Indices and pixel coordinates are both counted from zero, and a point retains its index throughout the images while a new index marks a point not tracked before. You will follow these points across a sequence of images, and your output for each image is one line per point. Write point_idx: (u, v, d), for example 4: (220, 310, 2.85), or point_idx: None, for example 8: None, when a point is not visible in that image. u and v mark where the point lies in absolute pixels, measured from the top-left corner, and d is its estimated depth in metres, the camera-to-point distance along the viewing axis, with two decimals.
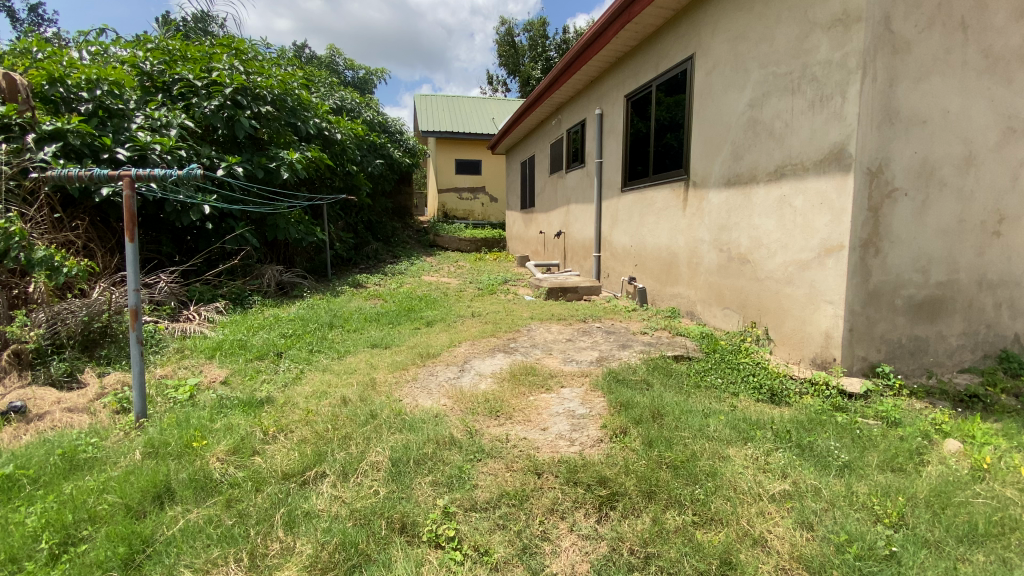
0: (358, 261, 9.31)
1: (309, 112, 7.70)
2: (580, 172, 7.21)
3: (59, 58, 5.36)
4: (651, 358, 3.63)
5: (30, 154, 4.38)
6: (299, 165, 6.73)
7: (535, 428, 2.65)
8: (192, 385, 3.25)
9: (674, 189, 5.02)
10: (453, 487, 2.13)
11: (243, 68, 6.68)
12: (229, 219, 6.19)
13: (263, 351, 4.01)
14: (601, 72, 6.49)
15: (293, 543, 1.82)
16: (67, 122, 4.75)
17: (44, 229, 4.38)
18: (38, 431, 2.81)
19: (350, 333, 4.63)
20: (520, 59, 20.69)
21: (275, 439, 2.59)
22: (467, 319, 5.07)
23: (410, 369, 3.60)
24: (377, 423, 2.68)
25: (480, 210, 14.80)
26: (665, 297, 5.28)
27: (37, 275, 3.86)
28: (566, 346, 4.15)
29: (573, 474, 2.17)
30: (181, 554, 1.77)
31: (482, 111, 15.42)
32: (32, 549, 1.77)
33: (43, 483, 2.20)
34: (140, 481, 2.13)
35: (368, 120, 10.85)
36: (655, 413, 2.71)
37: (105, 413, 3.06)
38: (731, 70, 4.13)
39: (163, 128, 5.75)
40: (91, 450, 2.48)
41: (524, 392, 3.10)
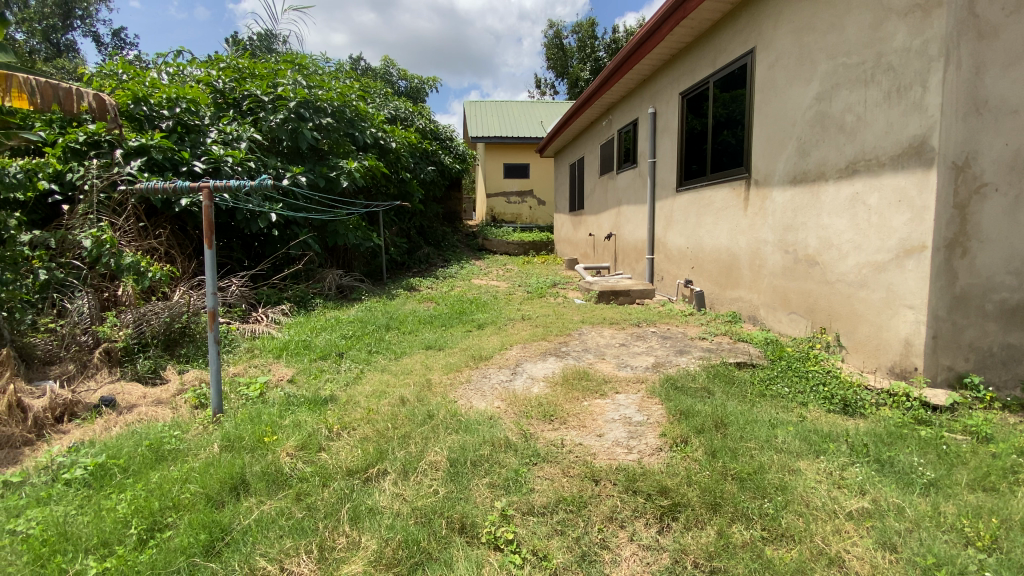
0: (411, 265, 9.56)
1: (366, 122, 8.00)
2: (632, 173, 7.08)
3: (141, 79, 5.83)
4: (710, 365, 3.50)
5: (119, 168, 4.83)
6: (358, 173, 7.03)
7: (591, 433, 2.61)
8: (263, 383, 3.44)
9: (734, 188, 4.83)
10: (510, 490, 2.13)
11: (305, 83, 7.05)
12: (293, 226, 6.48)
13: (325, 351, 4.19)
14: (654, 71, 6.37)
15: (358, 538, 1.87)
16: (151, 138, 5.15)
17: (131, 237, 4.77)
18: (128, 423, 3.06)
19: (405, 334, 4.77)
20: (568, 61, 20.63)
21: (339, 435, 2.69)
22: (518, 322, 5.09)
23: (464, 371, 3.65)
24: (434, 423, 2.73)
25: (528, 213, 14.83)
26: (725, 301, 5.08)
27: (126, 280, 4.22)
28: (620, 350, 4.08)
29: (633, 482, 2.12)
30: (256, 543, 1.87)
31: (530, 115, 15.49)
32: (122, 534, 1.93)
33: (134, 472, 2.39)
34: (218, 472, 2.27)
35: (421, 128, 11.12)
36: (718, 422, 2.61)
37: (185, 408, 3.29)
38: (796, 63, 3.94)
39: (234, 141, 6.14)
40: (174, 442, 2.67)
41: (578, 396, 3.07)
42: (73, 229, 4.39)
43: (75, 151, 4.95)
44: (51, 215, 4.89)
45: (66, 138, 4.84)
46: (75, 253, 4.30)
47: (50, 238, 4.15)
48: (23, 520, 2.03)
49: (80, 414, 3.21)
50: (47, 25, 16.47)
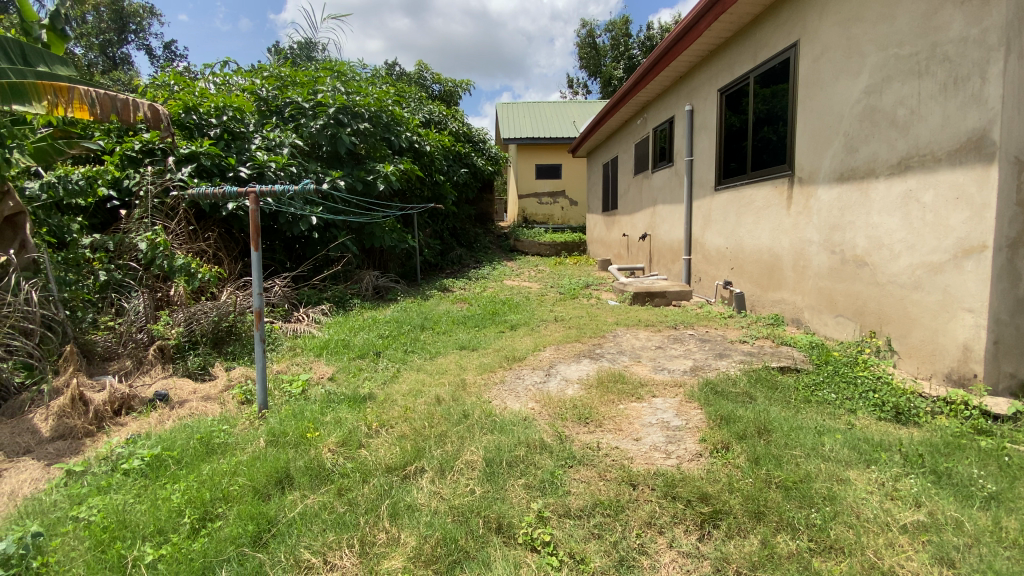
0: (444, 266, 9.67)
1: (401, 126, 8.15)
2: (668, 172, 6.96)
3: (191, 89, 6.11)
4: (751, 369, 3.40)
5: (170, 175, 5.07)
6: (394, 177, 7.17)
7: (627, 437, 2.58)
8: (304, 380, 3.56)
9: (776, 186, 4.68)
10: (546, 492, 2.12)
11: (344, 89, 7.24)
12: (332, 229, 6.65)
13: (363, 350, 4.28)
14: (691, 67, 6.24)
15: (398, 535, 1.91)
16: (200, 145, 5.40)
17: (182, 240, 5.02)
18: (180, 417, 3.21)
19: (439, 334, 4.83)
20: (601, 60, 20.44)
21: (378, 433, 2.75)
22: (550, 323, 5.07)
23: (498, 372, 3.66)
24: (470, 423, 2.75)
25: (560, 214, 14.77)
26: (767, 303, 4.92)
27: (177, 280, 4.46)
28: (657, 353, 4.01)
29: (672, 488, 2.08)
30: (301, 535, 1.93)
31: (563, 115, 15.42)
32: (175, 523, 2.02)
33: (186, 463, 2.51)
34: (264, 466, 2.36)
35: (454, 131, 11.24)
36: (761, 428, 2.53)
37: (232, 403, 3.43)
38: (843, 56, 3.79)
39: (277, 147, 6.36)
40: (223, 436, 2.79)
41: (614, 399, 3.03)
42: (130, 232, 4.65)
43: (131, 159, 5.24)
44: (110, 220, 5.19)
45: (123, 147, 5.13)
46: (131, 255, 4.55)
47: (109, 240, 4.44)
48: (87, 507, 2.16)
49: (136, 408, 3.39)
50: (104, 40, 17.49)
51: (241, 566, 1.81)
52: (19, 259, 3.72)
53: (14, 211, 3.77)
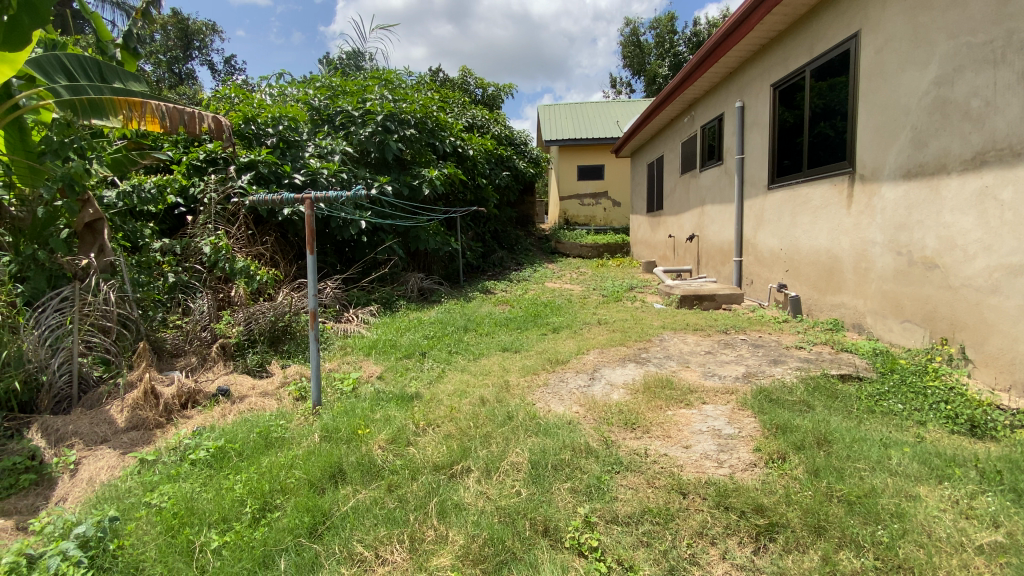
0: (486, 268, 9.76)
1: (446, 131, 8.29)
2: (717, 171, 6.75)
3: (250, 100, 6.45)
4: (808, 377, 3.24)
5: (232, 183, 5.40)
6: (438, 181, 7.35)
7: (676, 444, 2.52)
8: (355, 379, 3.69)
9: (835, 184, 4.45)
10: (593, 497, 2.10)
11: (391, 96, 7.44)
12: (380, 233, 6.87)
13: (409, 351, 4.39)
14: (742, 63, 6.03)
15: (446, 532, 1.94)
16: (258, 154, 5.69)
17: (243, 244, 5.30)
18: (240, 411, 3.39)
19: (482, 336, 4.88)
20: (646, 58, 20.08)
21: (425, 431, 2.81)
22: (594, 326, 5.03)
23: (541, 375, 3.65)
24: (514, 425, 2.76)
25: (603, 215, 14.61)
26: (825, 307, 4.69)
27: (239, 282, 4.72)
28: (706, 359, 3.90)
29: (725, 498, 2.01)
30: (354, 529, 2.00)
31: (605, 116, 15.24)
32: (238, 513, 2.14)
33: (247, 455, 2.64)
34: (319, 461, 2.45)
35: (496, 134, 11.34)
36: (820, 439, 2.41)
37: (288, 399, 3.60)
38: (910, 45, 3.57)
39: (328, 154, 6.64)
40: (280, 431, 2.92)
41: (661, 405, 2.97)
42: (195, 236, 4.95)
43: (196, 168, 5.58)
44: (177, 225, 5.54)
45: (189, 156, 5.47)
46: (196, 258, 4.85)
47: (176, 244, 4.76)
48: (158, 494, 2.32)
49: (201, 402, 3.61)
50: (171, 57, 18.74)
51: (298, 556, 1.89)
52: (99, 262, 4.02)
53: (94, 217, 4.09)
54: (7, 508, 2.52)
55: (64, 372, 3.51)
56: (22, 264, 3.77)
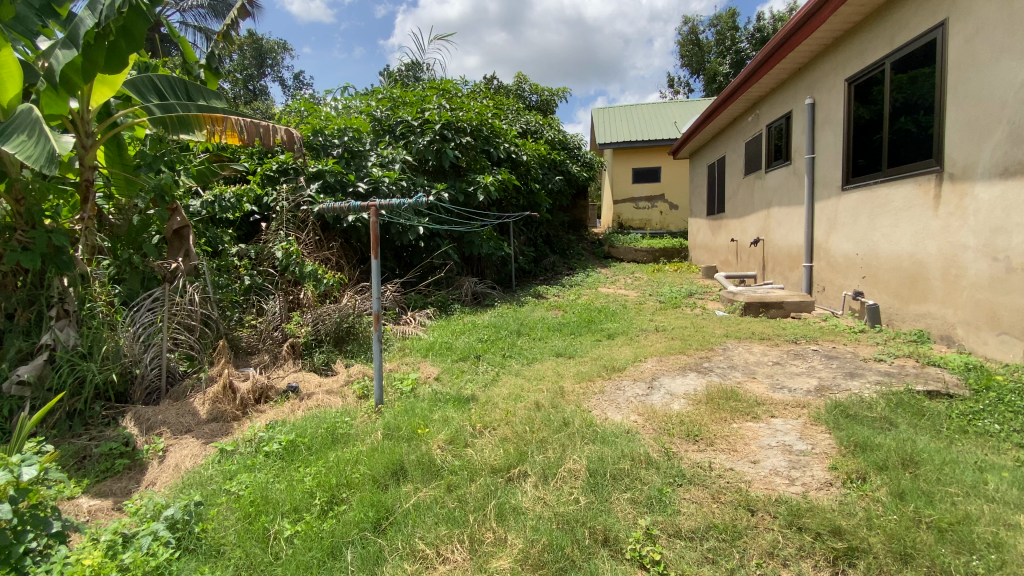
0: (538, 273, 9.78)
1: (500, 138, 8.42)
2: (784, 171, 6.43)
3: (318, 113, 6.81)
4: (889, 392, 3.01)
5: (303, 192, 5.74)
6: (492, 187, 7.48)
7: (743, 459, 2.41)
8: (414, 379, 3.80)
9: (919, 184, 4.14)
10: (654, 509, 2.05)
11: (448, 106, 7.65)
12: (436, 238, 7.12)
13: (464, 353, 4.46)
14: (813, 57, 5.72)
15: (505, 535, 1.96)
16: (325, 164, 6.01)
17: (311, 249, 5.60)
18: (308, 407, 3.57)
19: (536, 340, 4.88)
20: (705, 56, 19.47)
21: (482, 433, 2.85)
22: (652, 333, 4.90)
23: (597, 382, 3.60)
24: (570, 431, 2.74)
25: (658, 218, 14.27)
26: (908, 317, 4.34)
27: (308, 285, 5.01)
28: (774, 370, 3.71)
29: (798, 518, 1.91)
30: (416, 526, 2.06)
31: (662, 116, 14.89)
32: (308, 504, 2.26)
33: (316, 449, 2.79)
34: (382, 458, 2.55)
35: (550, 139, 11.35)
36: (906, 460, 2.23)
37: (352, 397, 3.76)
38: (1005, 34, 3.31)
39: (389, 163, 6.90)
40: (346, 427, 3.06)
41: (726, 417, 2.85)
42: (269, 242, 5.29)
43: (269, 177, 5.94)
44: (251, 231, 5.91)
45: (263, 167, 5.85)
46: (270, 262, 5.16)
47: (252, 249, 5.08)
48: (237, 482, 2.48)
49: (273, 397, 3.84)
50: (247, 75, 20.04)
51: (364, 549, 1.97)
52: (185, 266, 4.36)
53: (181, 224, 4.43)
54: (106, 489, 2.79)
55: (154, 366, 3.84)
56: (120, 267, 4.18)
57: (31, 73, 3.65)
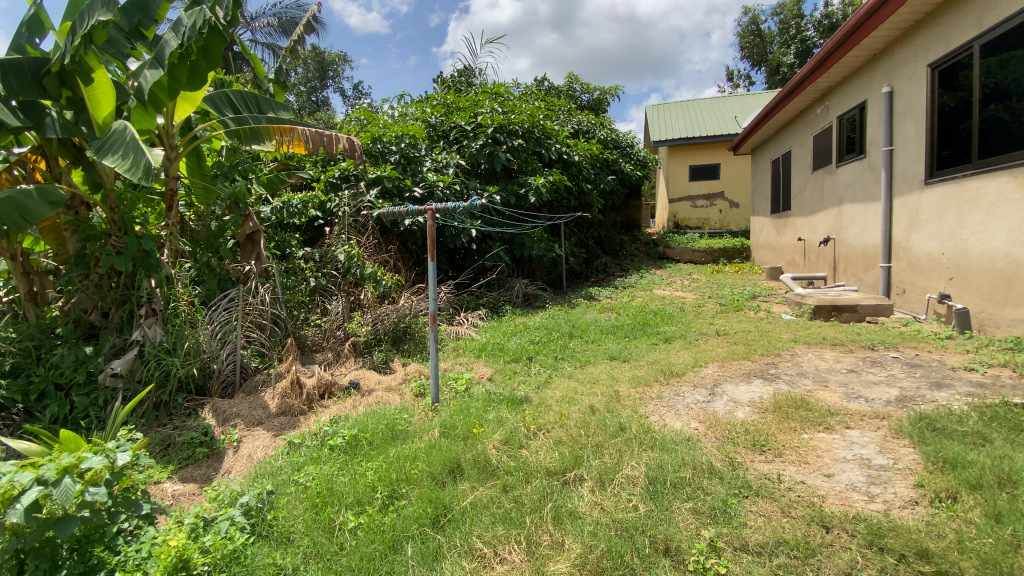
0: (589, 274, 9.66)
1: (552, 139, 8.43)
2: (857, 166, 6.03)
3: (377, 121, 7.08)
4: (982, 405, 2.74)
5: (363, 197, 5.99)
6: (544, 188, 7.50)
7: (815, 472, 2.27)
8: (468, 379, 3.86)
9: (1016, 175, 3.77)
10: (718, 521, 1.97)
11: (501, 109, 7.75)
12: (489, 240, 7.18)
13: (517, 355, 4.48)
14: (890, 43, 5.33)
15: (562, 539, 1.95)
16: (383, 170, 6.24)
17: (371, 252, 5.82)
18: (368, 404, 3.71)
19: (588, 343, 4.83)
20: (768, 47, 18.58)
21: (537, 435, 2.85)
22: (712, 337, 4.72)
23: (654, 387, 3.50)
24: (627, 437, 2.68)
25: (716, 217, 13.74)
26: (1003, 322, 3.95)
27: (368, 286, 5.24)
28: (849, 378, 3.47)
29: (879, 537, 1.78)
30: (473, 525, 2.09)
31: (720, 111, 14.34)
32: (370, 497, 2.35)
33: (377, 445, 2.89)
34: (439, 455, 2.60)
35: (603, 138, 11.20)
36: (1003, 479, 2.02)
37: (409, 395, 3.88)
38: None
39: (444, 168, 7.05)
40: (404, 424, 3.16)
41: (795, 427, 2.70)
42: (332, 246, 5.56)
43: (332, 184, 6.23)
44: (316, 236, 6.20)
45: (326, 175, 6.16)
46: (333, 264, 5.41)
47: (316, 252, 5.35)
48: (304, 474, 2.61)
49: (336, 393, 4.02)
50: (310, 87, 21.06)
51: (424, 544, 2.03)
52: (258, 268, 4.70)
53: (253, 229, 4.76)
54: (188, 475, 3.02)
55: (229, 361, 4.10)
56: (200, 269, 4.52)
57: (123, 92, 4.02)
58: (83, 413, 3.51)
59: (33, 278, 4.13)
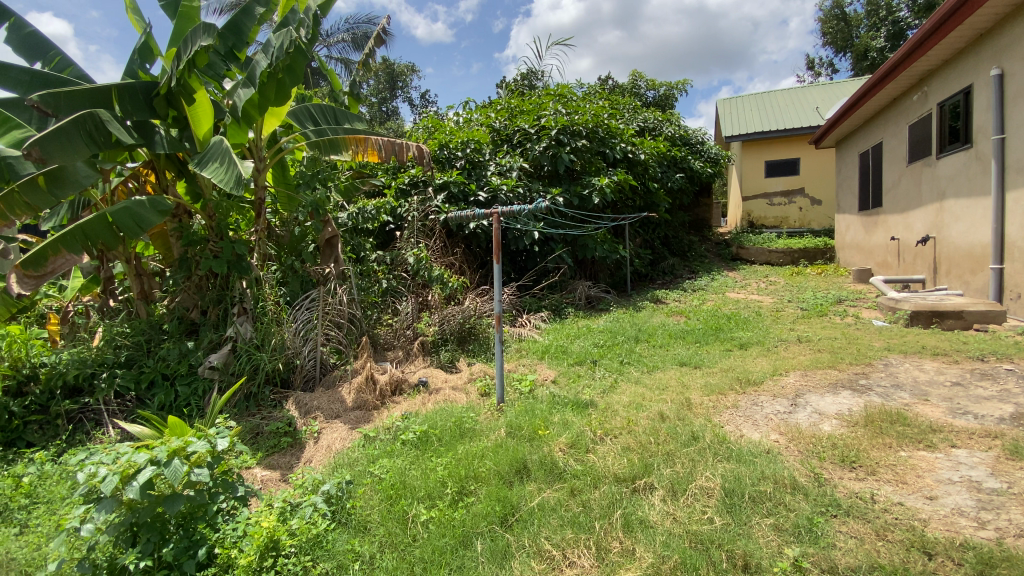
0: (655, 277, 9.39)
1: (616, 138, 8.31)
2: (961, 156, 5.45)
3: (443, 128, 7.31)
4: None
5: (431, 202, 6.21)
6: (608, 189, 7.41)
7: (915, 493, 2.08)
8: (532, 381, 3.89)
9: None
10: (803, 540, 1.86)
11: (565, 110, 7.72)
12: (551, 242, 7.17)
13: (581, 358, 4.45)
14: (1000, 19, 4.79)
15: (633, 547, 1.93)
16: (450, 176, 6.44)
17: (438, 255, 6.02)
18: (437, 402, 3.84)
19: (656, 348, 4.69)
20: (854, 31, 17.21)
21: (603, 440, 2.82)
22: (792, 344, 4.44)
23: (729, 396, 3.35)
24: (700, 446, 2.59)
25: (794, 215, 12.89)
26: None
27: (435, 287, 5.42)
28: (953, 392, 3.15)
29: (991, 568, 1.62)
30: (541, 526, 2.10)
31: (799, 102, 13.45)
32: (440, 492, 2.43)
33: (446, 441, 2.98)
34: (506, 455, 2.64)
35: (670, 135, 10.86)
36: None
37: (475, 394, 3.97)
38: None
39: (508, 171, 7.14)
40: (471, 422, 3.23)
41: (890, 444, 2.48)
42: (402, 249, 5.79)
43: (402, 190, 6.50)
44: (386, 239, 6.47)
45: (397, 182, 6.43)
46: (402, 267, 5.63)
47: (388, 255, 5.59)
48: (379, 466, 2.74)
49: (407, 390, 4.19)
50: (381, 98, 22.10)
51: (493, 541, 2.07)
52: (335, 271, 4.99)
53: (331, 234, 5.09)
54: (274, 462, 3.27)
55: (311, 357, 4.39)
56: (285, 272, 4.87)
57: (220, 110, 4.41)
58: (185, 401, 3.87)
59: (144, 279, 4.60)
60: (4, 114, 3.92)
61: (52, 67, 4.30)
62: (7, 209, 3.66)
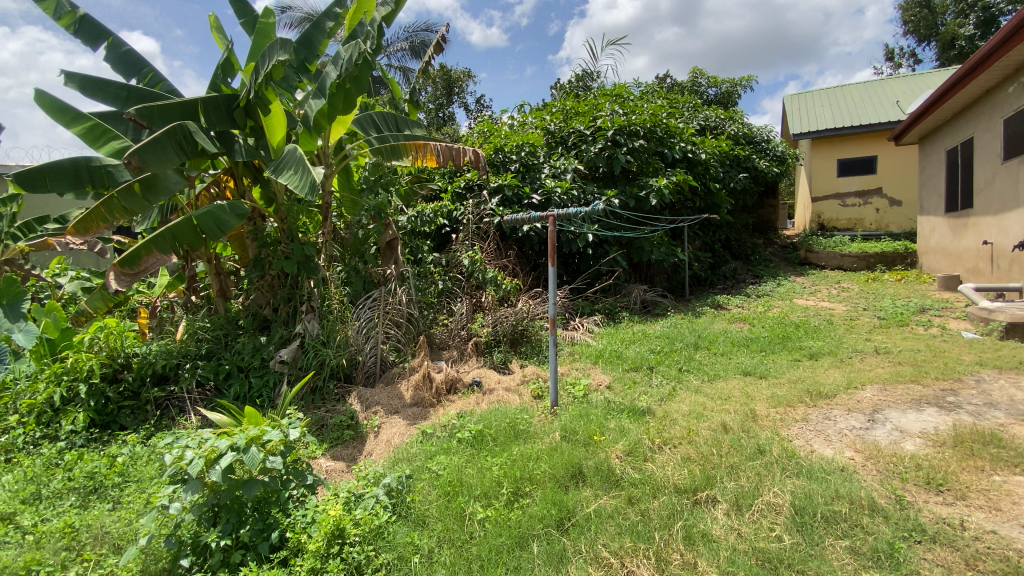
0: (715, 281, 9.04)
1: (675, 138, 8.09)
2: None
3: (499, 131, 7.41)
4: None
5: (486, 205, 6.31)
6: (666, 190, 7.22)
7: (1013, 522, 1.91)
8: (586, 386, 3.86)
9: None
10: (883, 566, 1.75)
11: (622, 110, 7.60)
12: (605, 245, 7.08)
13: (637, 364, 4.38)
14: None
15: (694, 561, 1.88)
16: (504, 179, 6.53)
17: (492, 257, 6.11)
18: (491, 402, 3.90)
19: (717, 356, 4.53)
20: (941, 18, 15.85)
21: (662, 449, 2.76)
22: (868, 356, 4.15)
23: (798, 408, 3.18)
24: (767, 461, 2.48)
25: (869, 217, 12.06)
26: None
27: (489, 289, 5.51)
28: None
29: None
30: (598, 533, 2.10)
31: (876, 95, 12.55)
32: (496, 491, 2.47)
33: (501, 442, 3.02)
34: (562, 458, 2.65)
35: (732, 134, 10.45)
36: None
37: (529, 396, 4.00)
38: None
39: (562, 173, 7.13)
40: (526, 424, 3.26)
41: (982, 467, 2.28)
42: (458, 251, 5.91)
43: (459, 194, 6.65)
44: (443, 242, 6.62)
45: (453, 185, 6.58)
46: (458, 268, 5.74)
47: (444, 257, 5.73)
48: (436, 462, 2.82)
49: (461, 389, 4.28)
50: (438, 104, 22.61)
51: (549, 544, 2.08)
52: (395, 272, 5.18)
53: (391, 237, 5.29)
54: (339, 454, 3.45)
55: (372, 355, 4.58)
56: (348, 273, 5.10)
57: (292, 119, 4.68)
58: (258, 392, 4.14)
59: (223, 277, 4.95)
60: (105, 127, 4.37)
61: (145, 82, 4.73)
62: (108, 213, 4.07)
